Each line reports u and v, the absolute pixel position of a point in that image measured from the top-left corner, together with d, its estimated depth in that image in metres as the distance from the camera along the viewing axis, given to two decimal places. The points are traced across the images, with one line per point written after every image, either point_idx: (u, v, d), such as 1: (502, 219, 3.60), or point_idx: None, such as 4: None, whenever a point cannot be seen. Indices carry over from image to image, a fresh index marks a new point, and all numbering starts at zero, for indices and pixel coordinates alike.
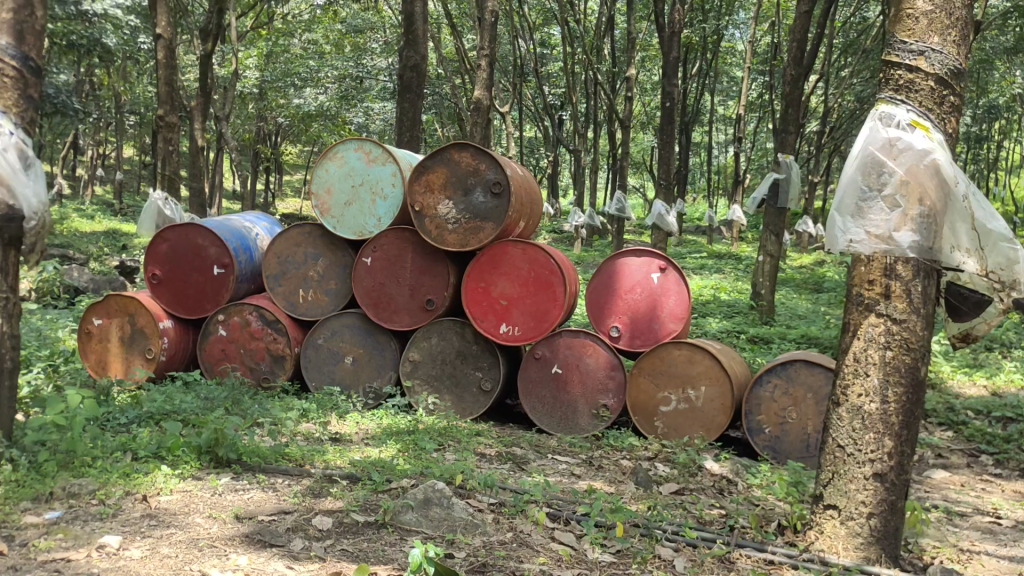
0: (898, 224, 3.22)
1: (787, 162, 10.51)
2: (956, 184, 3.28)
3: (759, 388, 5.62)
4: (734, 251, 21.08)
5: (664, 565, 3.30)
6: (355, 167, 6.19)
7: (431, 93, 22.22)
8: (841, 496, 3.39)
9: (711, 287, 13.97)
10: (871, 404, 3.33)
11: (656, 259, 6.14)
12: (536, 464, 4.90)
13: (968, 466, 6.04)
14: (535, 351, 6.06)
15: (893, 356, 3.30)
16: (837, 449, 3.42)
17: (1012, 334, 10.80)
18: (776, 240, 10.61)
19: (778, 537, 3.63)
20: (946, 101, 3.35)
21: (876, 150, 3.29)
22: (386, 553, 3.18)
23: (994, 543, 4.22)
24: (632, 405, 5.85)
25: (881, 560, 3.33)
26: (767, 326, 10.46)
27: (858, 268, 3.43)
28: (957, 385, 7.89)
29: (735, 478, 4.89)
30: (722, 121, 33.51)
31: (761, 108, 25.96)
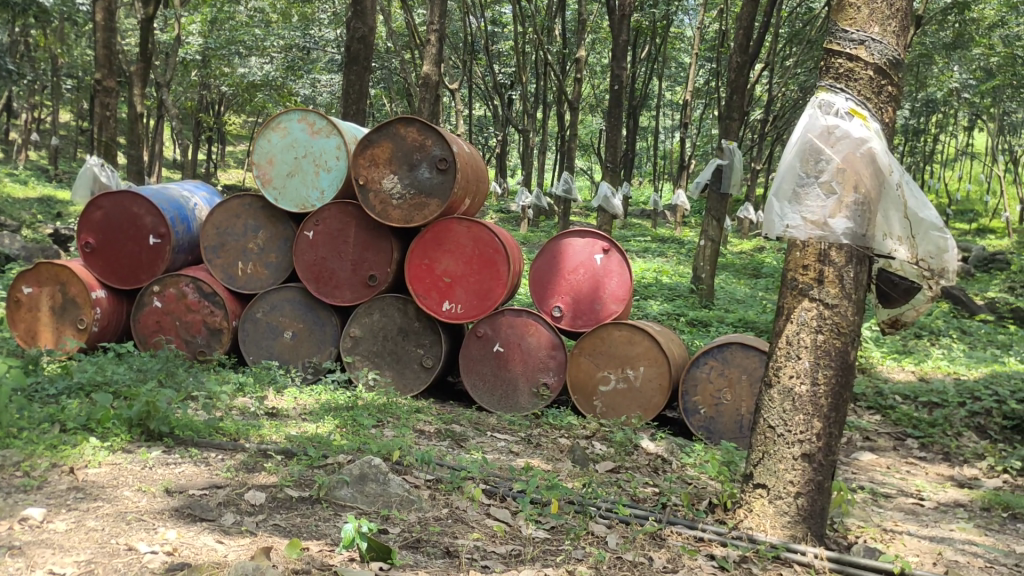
0: (833, 211, 3.28)
1: (731, 149, 10.63)
2: (890, 173, 3.34)
3: (696, 369, 5.71)
4: (677, 235, 21.33)
5: (597, 541, 3.34)
6: (298, 138, 6.08)
7: (379, 67, 21.93)
8: (770, 476, 3.46)
9: (654, 270, 14.12)
10: (802, 385, 3.40)
11: (599, 241, 6.19)
12: (474, 441, 4.91)
13: (894, 449, 6.23)
14: (477, 329, 6.06)
15: (824, 339, 3.38)
16: (768, 430, 3.49)
17: (941, 323, 11.14)
18: (718, 225, 10.75)
19: (708, 515, 3.70)
20: (883, 91, 3.43)
21: (814, 137, 3.34)
22: (319, 528, 3.16)
23: (916, 523, 4.37)
24: (572, 385, 5.90)
25: (806, 539, 3.41)
26: (706, 309, 10.62)
27: (793, 253, 3.50)
28: (886, 370, 8.11)
29: (669, 458, 4.97)
30: (670, 105, 33.80)
31: (707, 95, 26.24)
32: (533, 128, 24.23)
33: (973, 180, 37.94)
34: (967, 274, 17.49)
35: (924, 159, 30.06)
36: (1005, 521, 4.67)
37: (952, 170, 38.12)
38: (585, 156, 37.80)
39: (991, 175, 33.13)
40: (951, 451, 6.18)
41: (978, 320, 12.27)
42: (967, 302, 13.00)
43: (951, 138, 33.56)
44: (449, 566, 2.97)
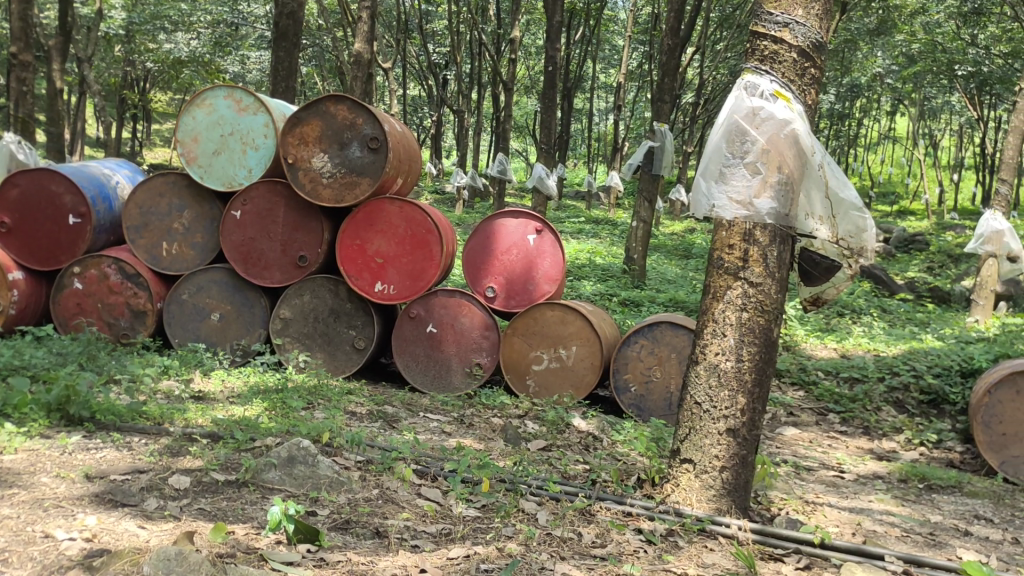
0: (758, 191, 3.34)
1: (661, 131, 10.76)
2: (812, 154, 3.42)
3: (627, 348, 5.79)
4: (611, 216, 21.54)
5: (527, 519, 3.36)
6: (225, 116, 5.94)
7: (310, 45, 21.52)
8: (696, 451, 3.53)
9: (587, 251, 14.24)
10: (727, 362, 3.47)
11: (532, 220, 6.19)
12: (406, 422, 4.90)
13: (817, 423, 6.42)
14: (410, 310, 6.02)
15: (749, 317, 3.45)
16: (694, 406, 3.55)
17: (862, 301, 11.51)
18: (650, 206, 10.88)
19: (636, 490, 3.76)
20: (806, 73, 3.49)
21: (740, 118, 3.39)
22: (246, 512, 3.12)
23: (837, 495, 4.51)
24: (505, 364, 5.92)
25: (730, 511, 3.50)
26: (638, 290, 10.74)
27: (720, 233, 3.55)
28: (810, 348, 8.34)
29: (600, 435, 5.04)
30: (603, 88, 34.01)
31: (640, 77, 26.47)
32: (467, 109, 24.12)
33: (894, 165, 39.14)
34: (888, 254, 18.05)
35: (848, 143, 30.85)
36: (921, 492, 4.85)
37: (874, 154, 39.25)
38: (520, 138, 37.80)
39: (911, 158, 34.22)
40: (871, 425, 6.40)
41: (898, 298, 12.69)
42: (887, 281, 13.43)
43: (874, 123, 34.53)
44: (378, 546, 2.96)
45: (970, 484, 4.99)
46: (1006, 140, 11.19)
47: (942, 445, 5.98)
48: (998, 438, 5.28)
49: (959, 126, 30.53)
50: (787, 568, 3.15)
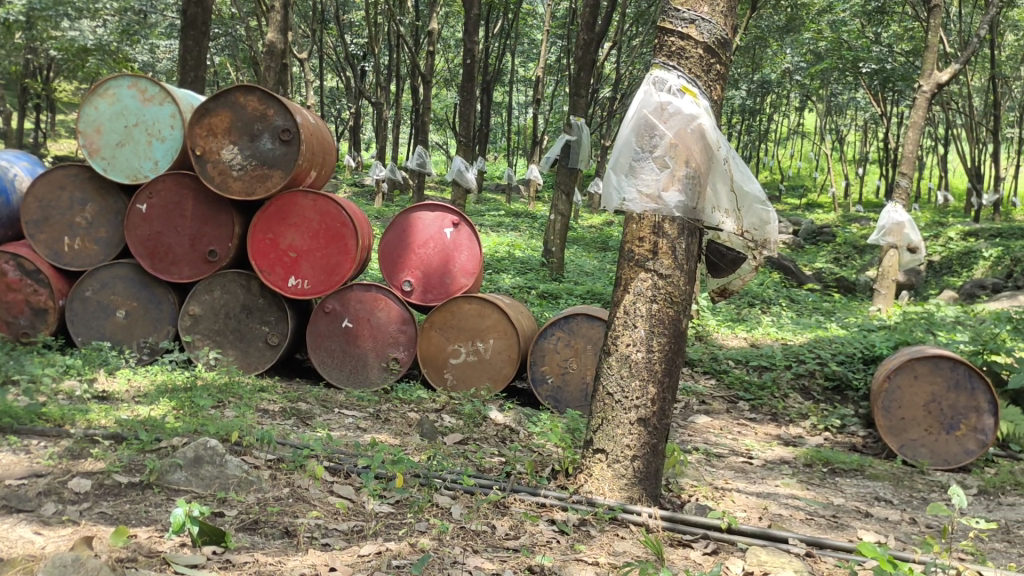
0: (666, 184, 3.41)
1: (578, 125, 10.82)
2: (718, 149, 3.51)
3: (544, 340, 5.84)
4: (531, 210, 21.64)
5: (441, 513, 3.35)
6: (129, 106, 5.74)
7: (222, 34, 20.94)
8: (608, 441, 3.57)
9: (507, 244, 14.25)
10: (637, 352, 3.52)
11: (449, 215, 6.19)
12: (320, 419, 4.83)
13: (727, 411, 6.59)
14: (325, 305, 5.93)
15: (658, 308, 3.51)
16: (606, 397, 3.59)
17: (772, 291, 11.86)
18: (567, 199, 10.95)
19: (550, 481, 3.80)
20: (712, 69, 3.57)
21: (648, 113, 3.46)
22: (150, 514, 3.03)
23: (745, 480, 4.64)
24: (422, 359, 5.89)
25: (641, 500, 3.56)
26: (556, 283, 10.81)
27: (631, 226, 3.61)
28: (721, 338, 8.55)
29: (517, 427, 5.07)
30: (522, 82, 34.08)
31: (558, 71, 26.60)
32: (386, 102, 23.87)
33: (803, 159, 40.34)
34: (797, 247, 18.62)
35: (759, 138, 31.65)
36: (825, 476, 5.04)
37: (784, 149, 40.37)
38: (440, 132, 37.55)
39: (818, 153, 35.35)
40: (778, 412, 6.60)
41: (805, 289, 13.12)
42: (795, 272, 13.87)
43: (784, 119, 35.51)
44: (288, 545, 2.92)
45: (872, 467, 5.19)
46: (905, 135, 11.67)
47: (846, 429, 6.22)
48: (899, 423, 5.49)
49: (864, 122, 31.65)
50: (694, 552, 3.23)
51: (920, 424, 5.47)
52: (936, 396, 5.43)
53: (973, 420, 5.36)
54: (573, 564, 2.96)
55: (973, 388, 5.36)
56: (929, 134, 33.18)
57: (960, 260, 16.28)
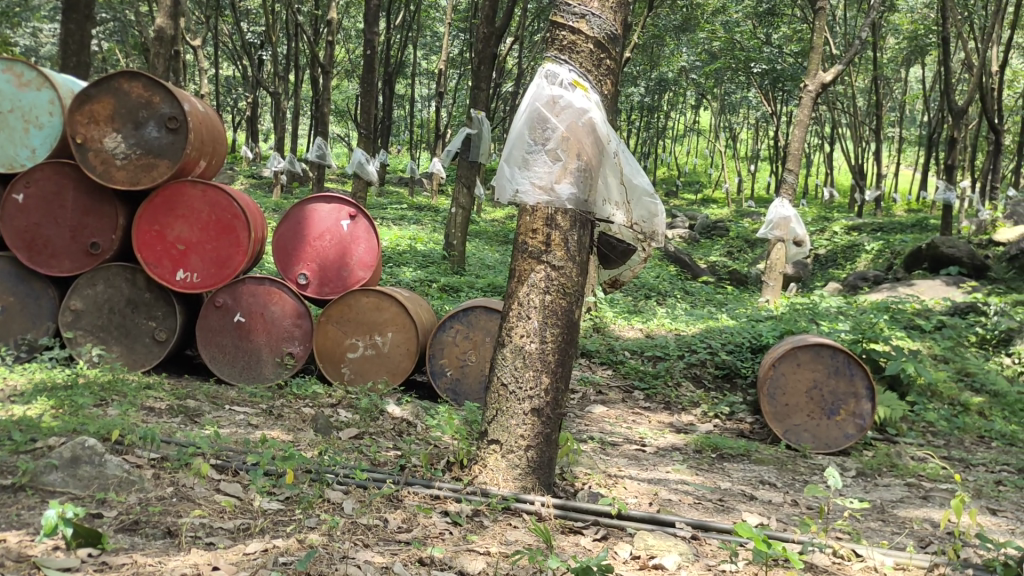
0: (559, 176, 3.45)
1: (478, 118, 10.78)
2: (608, 142, 3.59)
3: (442, 333, 5.83)
4: (434, 203, 21.54)
5: (332, 508, 3.31)
6: (3, 91, 5.47)
7: (110, 19, 20.15)
8: (502, 431, 3.58)
9: (409, 238, 14.14)
10: (531, 344, 3.55)
11: (346, 206, 6.06)
12: (210, 416, 4.69)
13: (622, 400, 6.72)
14: (216, 299, 5.76)
15: (551, 299, 3.55)
16: (500, 388, 3.60)
17: (667, 284, 12.16)
18: (469, 193, 10.95)
19: (445, 473, 3.80)
20: (602, 64, 3.61)
21: (541, 105, 3.50)
22: (22, 517, 2.88)
23: (637, 467, 4.75)
24: (319, 352, 5.79)
25: (535, 489, 3.60)
26: (457, 276, 10.81)
27: (524, 218, 3.63)
28: (617, 329, 8.71)
29: (414, 421, 5.04)
30: (425, 75, 33.87)
31: (461, 65, 26.57)
32: (283, 91, 23.38)
33: (698, 156, 41.47)
34: (692, 240, 19.13)
35: (658, 134, 32.34)
36: (714, 461, 5.20)
37: (681, 146, 41.42)
38: (341, 123, 37.04)
39: (713, 150, 36.42)
40: (672, 401, 6.78)
41: (699, 281, 13.51)
42: (690, 265, 14.27)
43: (680, 117, 36.43)
44: (168, 546, 2.82)
45: (758, 451, 5.39)
46: (792, 133, 12.14)
47: (734, 416, 6.45)
48: (783, 408, 5.71)
49: (755, 120, 32.78)
50: (584, 539, 3.28)
51: (803, 410, 5.70)
52: (817, 382, 5.66)
53: (852, 405, 5.61)
54: (464, 555, 2.97)
55: (852, 374, 5.61)
56: (816, 133, 34.60)
57: (844, 254, 17.06)
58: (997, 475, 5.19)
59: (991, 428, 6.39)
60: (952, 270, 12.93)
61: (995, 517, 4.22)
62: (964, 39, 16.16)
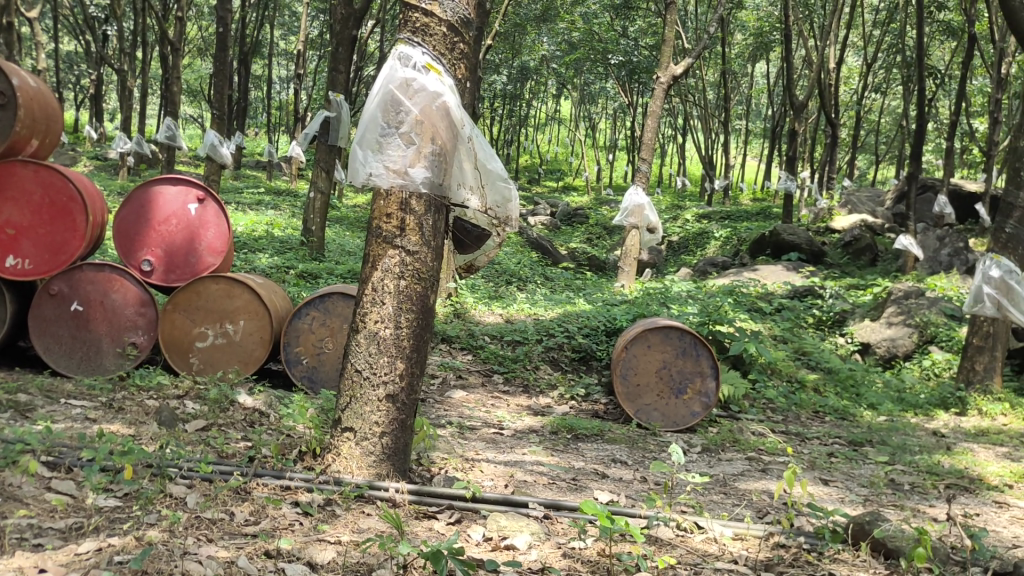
0: (413, 161, 3.42)
1: (337, 100, 10.49)
2: (462, 126, 3.59)
3: (297, 320, 5.68)
4: (292, 187, 20.97)
5: (174, 503, 3.18)
6: None
7: None
8: (356, 419, 3.52)
9: (265, 223, 13.69)
10: (386, 329, 3.50)
11: (194, 189, 5.80)
12: (43, 411, 4.39)
13: (482, 385, 6.76)
14: (50, 286, 5.37)
15: (406, 284, 3.52)
16: (354, 374, 3.54)
17: (528, 269, 12.33)
18: (328, 177, 10.72)
19: (296, 463, 3.72)
20: (456, 48, 3.60)
21: (394, 89, 3.46)
22: None
23: (495, 451, 4.79)
24: (165, 342, 5.52)
25: (389, 476, 3.56)
26: (316, 261, 10.57)
27: (378, 201, 3.57)
28: (478, 314, 8.73)
29: (267, 411, 4.90)
30: (283, 55, 32.86)
31: (321, 47, 25.98)
32: (130, 68, 22.15)
33: (559, 145, 42.26)
34: (554, 227, 19.45)
35: (520, 122, 32.68)
36: (569, 442, 5.32)
37: (542, 135, 42.00)
38: (194, 103, 35.49)
39: (573, 139, 37.13)
40: (530, 384, 6.88)
41: (560, 267, 13.76)
42: (550, 251, 14.50)
43: (541, 106, 36.95)
44: None
45: (610, 431, 5.55)
46: (646, 123, 12.52)
47: (590, 398, 6.64)
48: (634, 389, 5.88)
49: (613, 109, 33.67)
50: (438, 523, 3.29)
51: (653, 390, 5.90)
52: (666, 362, 5.87)
53: (698, 384, 5.86)
54: (314, 545, 2.92)
55: (698, 355, 5.85)
56: (669, 124, 35.85)
57: (695, 241, 17.76)
58: (830, 447, 5.56)
59: (825, 404, 6.85)
60: (793, 255, 13.72)
61: (826, 486, 4.52)
62: (805, 38, 17.15)
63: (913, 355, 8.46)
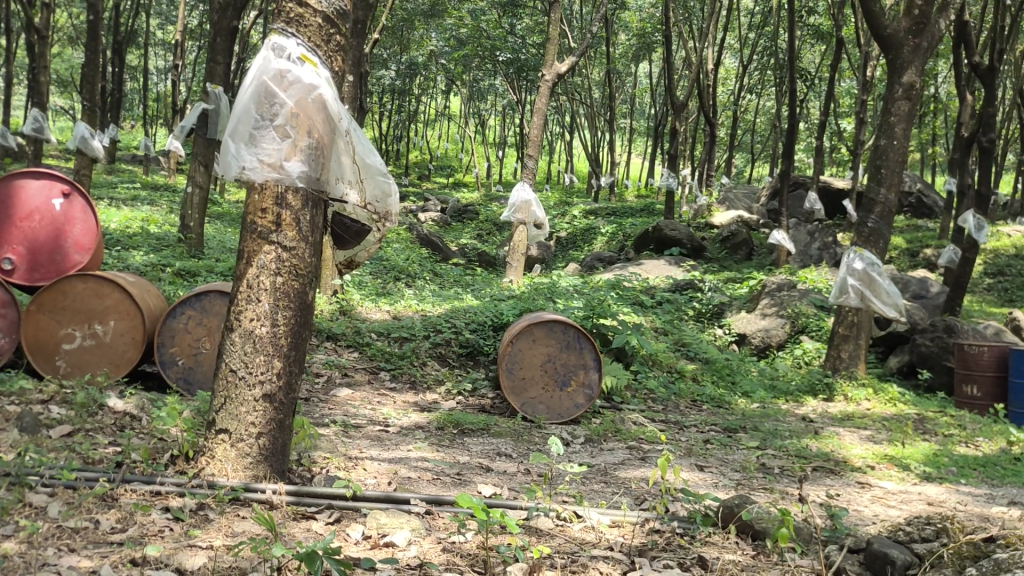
0: (288, 154, 3.34)
1: (215, 93, 10.11)
2: (338, 120, 3.53)
3: (172, 320, 5.46)
4: (170, 182, 20.14)
5: (34, 513, 3.01)
6: None
7: None
8: (231, 421, 3.41)
9: (140, 219, 13.10)
10: (262, 328, 3.41)
11: (58, 182, 5.49)
12: None
13: (369, 382, 6.67)
14: None
15: (283, 281, 3.44)
16: (229, 374, 3.43)
17: (416, 266, 12.24)
18: (206, 170, 10.34)
19: (169, 467, 3.58)
20: (331, 40, 3.55)
21: (268, 79, 3.36)
22: None
23: (379, 448, 4.75)
24: (28, 344, 5.22)
25: (267, 477, 3.47)
26: (195, 259, 10.19)
27: (252, 196, 3.47)
28: (365, 311, 8.59)
29: (139, 414, 4.69)
30: (160, 45, 31.51)
31: (201, 37, 25.04)
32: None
33: (449, 141, 42.22)
34: (444, 223, 19.40)
35: (409, 117, 32.43)
36: (455, 437, 5.32)
37: (431, 130, 41.81)
38: (64, 94, 33.67)
39: (462, 135, 37.16)
40: (417, 380, 6.85)
41: (449, 263, 13.74)
42: (440, 247, 14.45)
43: (430, 102, 36.78)
44: None
45: (496, 425, 5.59)
46: (532, 120, 12.62)
47: (476, 393, 6.67)
48: (519, 383, 5.93)
49: (502, 106, 33.81)
50: (317, 523, 3.23)
51: (538, 383, 5.95)
52: (551, 356, 5.94)
53: (581, 376, 5.97)
54: (184, 551, 2.82)
55: (581, 348, 5.95)
56: (557, 121, 36.30)
57: (582, 236, 18.02)
58: (705, 434, 5.75)
59: (703, 393, 7.10)
60: (675, 250, 14.13)
61: (701, 472, 4.68)
62: (684, 39, 17.64)
63: (785, 345, 8.85)
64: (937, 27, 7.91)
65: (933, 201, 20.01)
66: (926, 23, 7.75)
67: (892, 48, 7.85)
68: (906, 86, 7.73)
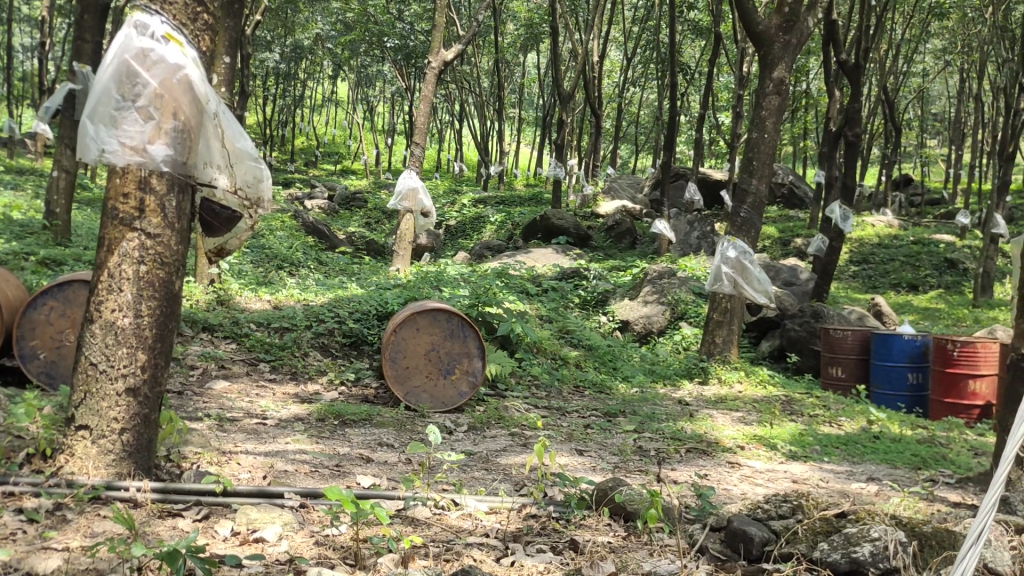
0: (151, 137, 3.19)
1: (83, 71, 9.64)
2: (206, 102, 3.40)
3: (33, 311, 5.16)
4: (37, 167, 19.00)
5: None
6: None
7: None
8: (92, 416, 3.25)
9: (2, 205, 12.28)
10: (125, 318, 3.26)
11: None
12: None
13: (247, 374, 6.48)
14: None
15: (147, 270, 3.29)
16: (88, 368, 3.26)
17: (300, 254, 11.96)
18: (74, 155, 9.78)
19: (25, 467, 3.39)
20: (198, 18, 3.41)
21: (129, 58, 3.20)
22: None
23: (255, 441, 4.62)
24: None
25: (131, 474, 3.31)
26: (62, 248, 9.63)
27: (113, 180, 3.30)
28: (244, 301, 8.34)
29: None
30: (24, 22, 29.61)
31: (70, 14, 23.66)
32: None
33: (336, 128, 41.44)
34: (331, 211, 19.04)
35: (294, 102, 31.61)
36: (336, 428, 5.23)
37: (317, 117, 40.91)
38: None
39: (350, 121, 36.53)
40: (298, 371, 6.69)
41: (336, 252, 13.49)
42: (327, 236, 14.18)
43: (316, 87, 35.92)
44: None
45: (379, 415, 5.54)
46: (419, 108, 12.48)
47: (359, 382, 6.60)
48: (403, 372, 5.87)
49: (390, 93, 33.40)
50: (184, 521, 3.12)
51: (421, 371, 5.92)
52: (435, 345, 5.90)
53: (465, 364, 5.97)
54: (37, 553, 2.67)
55: (465, 336, 5.94)
56: (446, 109, 36.13)
57: (471, 225, 17.99)
58: (587, 419, 5.86)
59: (585, 378, 7.23)
60: (562, 239, 14.30)
61: (580, 456, 4.75)
62: (571, 31, 17.82)
63: (665, 330, 9.09)
64: (805, 25, 8.24)
65: (804, 193, 20.96)
66: (795, 21, 8.08)
67: (764, 44, 8.15)
68: (776, 81, 8.04)
